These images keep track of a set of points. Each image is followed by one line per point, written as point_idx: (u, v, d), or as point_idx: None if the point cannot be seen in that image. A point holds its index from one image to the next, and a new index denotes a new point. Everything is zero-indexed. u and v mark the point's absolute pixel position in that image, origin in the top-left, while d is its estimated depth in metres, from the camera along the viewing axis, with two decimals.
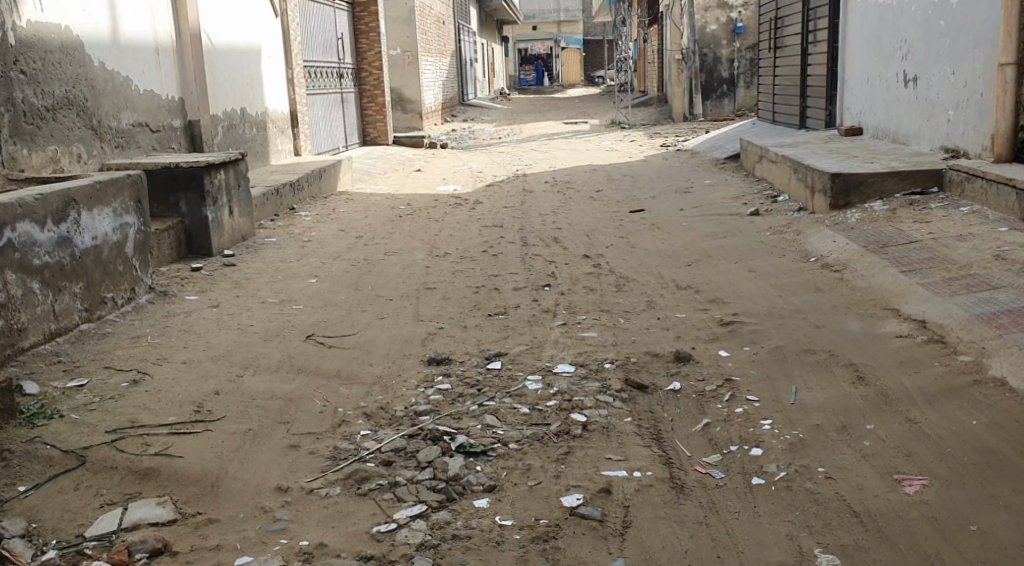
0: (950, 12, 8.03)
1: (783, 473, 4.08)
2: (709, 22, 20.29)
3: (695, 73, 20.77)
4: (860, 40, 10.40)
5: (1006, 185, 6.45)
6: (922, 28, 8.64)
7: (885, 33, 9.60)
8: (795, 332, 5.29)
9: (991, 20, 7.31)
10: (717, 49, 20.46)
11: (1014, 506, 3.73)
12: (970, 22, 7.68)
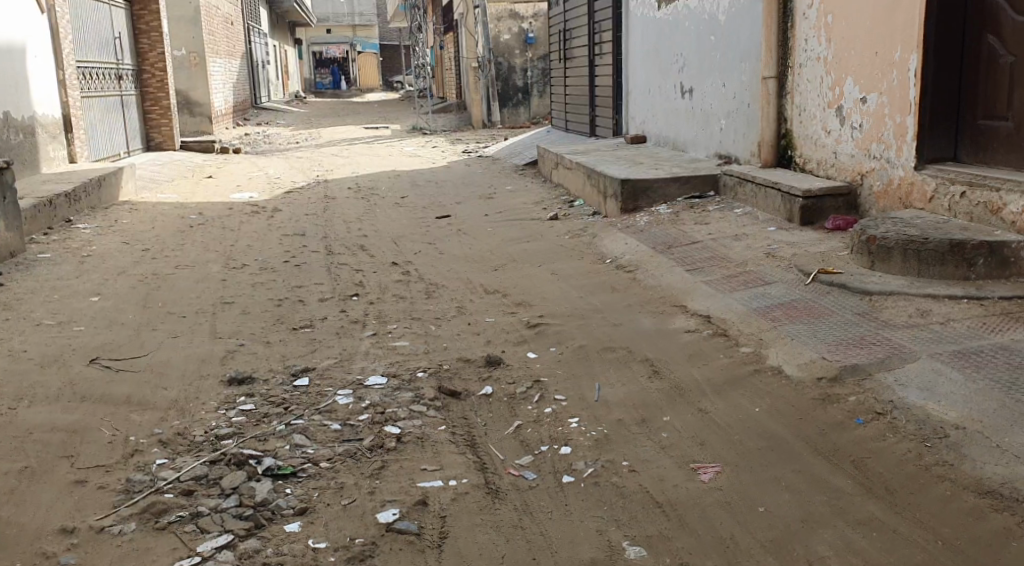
0: (718, 28, 8.66)
1: (590, 469, 4.21)
2: (502, 32, 21.03)
3: (491, 81, 21.17)
4: (640, 54, 11.01)
5: (772, 188, 7.06)
6: (694, 43, 9.25)
7: (661, 47, 10.22)
8: (595, 332, 5.48)
9: (752, 37, 7.95)
10: (511, 58, 21.26)
11: (794, 485, 3.98)
12: (735, 38, 8.31)
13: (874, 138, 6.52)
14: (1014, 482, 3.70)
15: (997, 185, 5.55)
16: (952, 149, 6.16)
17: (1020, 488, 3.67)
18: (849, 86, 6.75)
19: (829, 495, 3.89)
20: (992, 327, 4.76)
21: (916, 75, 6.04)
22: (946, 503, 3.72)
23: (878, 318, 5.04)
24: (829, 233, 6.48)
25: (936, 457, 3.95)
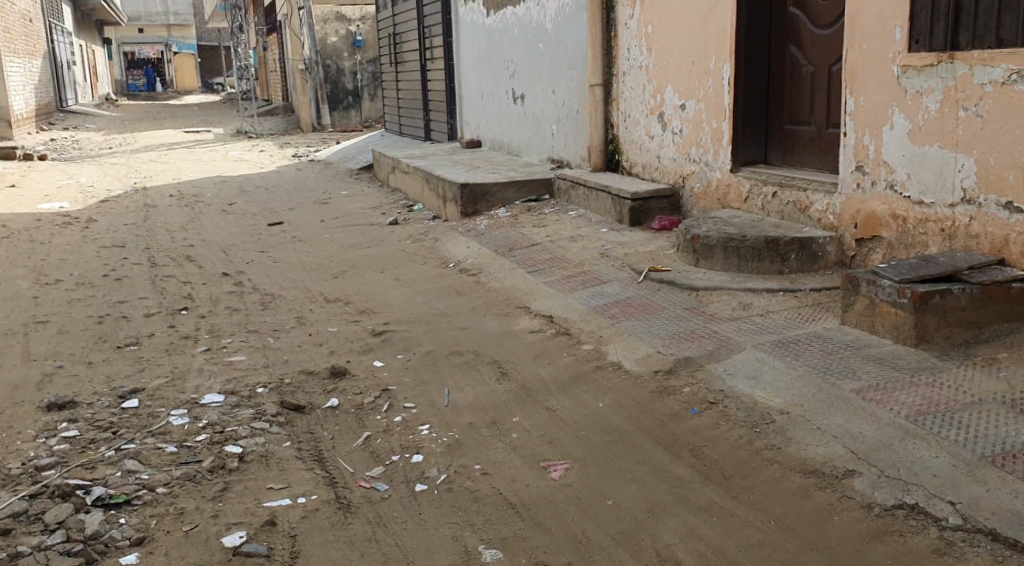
0: (545, 35, 8.90)
1: (443, 475, 4.09)
2: (329, 34, 20.59)
3: (320, 83, 20.76)
4: (471, 59, 11.17)
5: (602, 191, 7.35)
6: (524, 49, 9.48)
7: (492, 52, 10.41)
8: (441, 336, 5.45)
9: (578, 44, 8.24)
10: (340, 61, 20.89)
11: (639, 477, 3.96)
12: (562, 45, 8.57)
13: (694, 142, 6.86)
14: (835, 461, 3.81)
15: (804, 184, 5.97)
16: (762, 152, 6.59)
17: (840, 466, 3.79)
18: (668, 93, 7.08)
19: (671, 484, 3.88)
20: (807, 317, 5.09)
21: (729, 83, 6.40)
22: (777, 483, 3.78)
23: (705, 312, 5.29)
24: (656, 232, 6.78)
25: (767, 441, 4.04)
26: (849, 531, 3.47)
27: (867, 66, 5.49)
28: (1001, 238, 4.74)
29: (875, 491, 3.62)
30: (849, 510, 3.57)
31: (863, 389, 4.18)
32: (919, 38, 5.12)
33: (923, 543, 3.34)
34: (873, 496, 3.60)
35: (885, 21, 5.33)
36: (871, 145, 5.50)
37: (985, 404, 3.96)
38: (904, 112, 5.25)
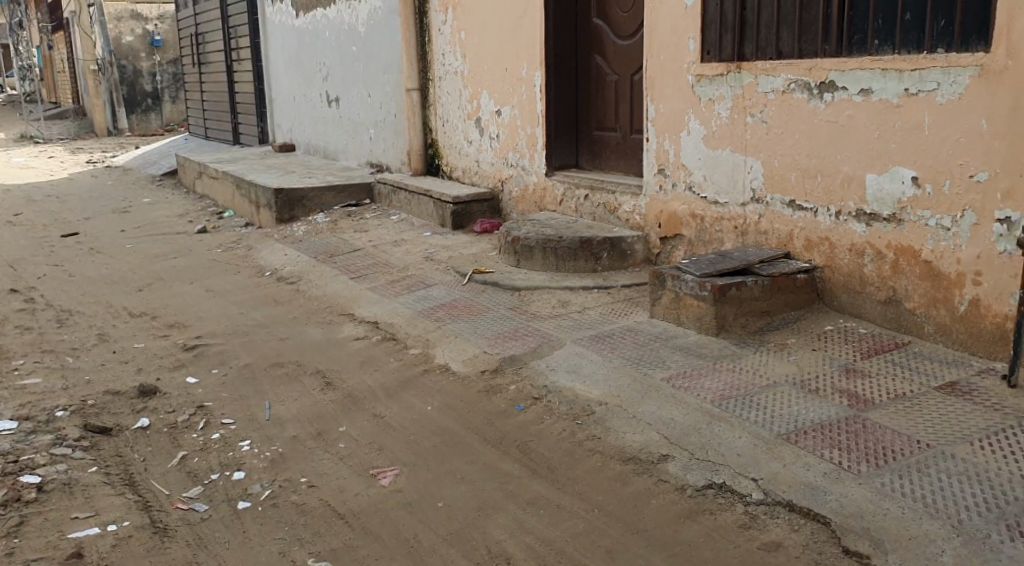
0: (359, 39, 9.32)
1: (268, 491, 3.83)
2: (124, 33, 19.46)
3: (115, 85, 19.64)
4: (278, 61, 11.25)
5: (423, 195, 7.69)
6: (337, 53, 9.84)
7: (302, 55, 10.62)
8: (260, 348, 5.26)
9: (392, 49, 8.69)
10: (137, 62, 19.82)
11: (469, 477, 3.74)
12: (376, 50, 9.01)
13: (511, 147, 7.41)
14: (650, 448, 3.68)
15: (613, 188, 6.31)
16: (574, 156, 7.12)
17: (655, 452, 3.65)
18: (485, 99, 7.64)
19: (500, 480, 3.68)
20: (620, 312, 5.29)
21: (542, 91, 6.92)
22: (598, 472, 3.60)
23: (527, 311, 5.39)
24: (479, 235, 7.17)
25: (588, 433, 3.90)
26: (664, 514, 3.27)
27: (665, 74, 5.80)
28: (786, 234, 5.13)
29: (687, 473, 3.47)
30: (665, 492, 3.39)
31: (674, 378, 4.25)
32: (711, 49, 5.46)
33: (731, 519, 3.18)
34: (685, 478, 3.44)
35: (680, 32, 5.65)
36: (671, 149, 5.80)
37: (782, 388, 4.09)
38: (699, 118, 5.58)
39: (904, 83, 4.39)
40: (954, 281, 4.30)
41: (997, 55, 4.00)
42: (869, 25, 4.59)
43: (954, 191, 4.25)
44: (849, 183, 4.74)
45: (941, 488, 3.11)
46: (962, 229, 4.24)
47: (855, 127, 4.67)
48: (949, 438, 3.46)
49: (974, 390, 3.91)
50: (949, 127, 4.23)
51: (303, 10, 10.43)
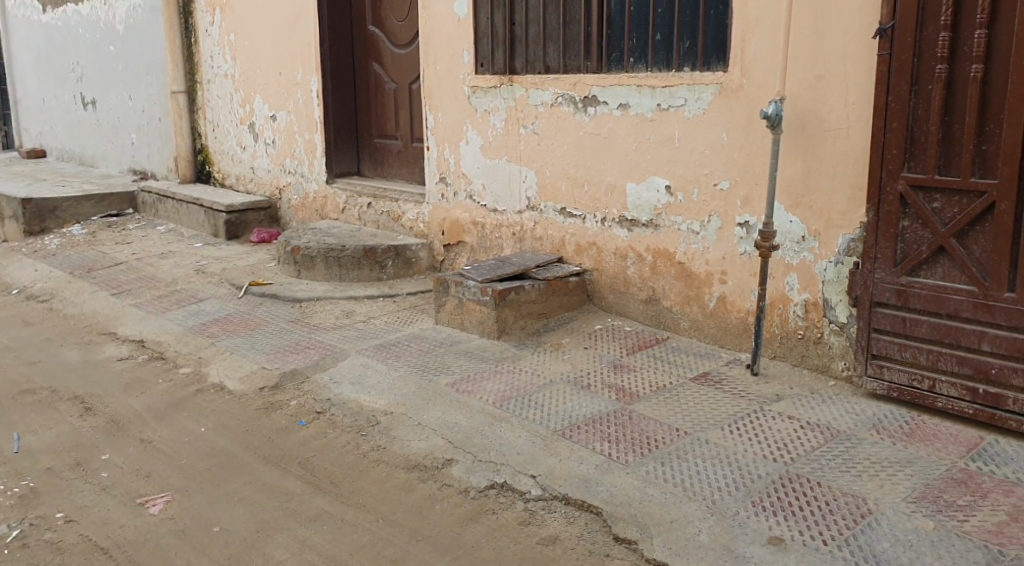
0: (117, 38, 8.83)
1: (16, 531, 3.42)
2: None
3: None
4: (25, 60, 10.43)
5: (194, 204, 7.53)
6: (92, 53, 9.26)
7: (53, 54, 9.91)
8: (8, 375, 4.85)
9: (155, 49, 8.30)
10: None
11: (249, 497, 3.54)
12: (138, 51, 8.57)
13: (287, 154, 7.32)
14: (433, 453, 3.71)
15: (396, 197, 6.44)
16: (354, 165, 7.18)
17: (439, 456, 3.69)
18: (258, 103, 7.48)
19: (281, 498, 3.51)
20: (404, 320, 5.32)
21: (318, 96, 6.89)
22: (382, 483, 3.56)
23: (309, 323, 5.29)
24: (256, 245, 7.13)
25: (372, 443, 3.85)
26: (448, 518, 3.31)
27: (441, 85, 5.93)
28: (559, 239, 5.37)
29: (470, 475, 3.54)
30: (448, 497, 3.42)
31: (456, 382, 4.35)
32: (483, 62, 5.63)
33: (511, 517, 3.27)
34: (468, 481, 3.50)
35: (454, 44, 5.79)
36: (451, 158, 5.95)
37: (557, 385, 4.29)
38: (475, 128, 5.74)
39: (656, 99, 4.72)
40: (704, 279, 4.67)
41: (733, 75, 4.37)
42: (625, 44, 4.90)
43: (702, 198, 4.61)
44: (612, 192, 5.03)
45: (698, 472, 3.37)
46: (709, 233, 4.62)
47: (616, 139, 4.96)
48: (703, 424, 3.76)
49: (724, 379, 4.29)
50: (697, 139, 4.58)
51: (52, 7, 9.73)
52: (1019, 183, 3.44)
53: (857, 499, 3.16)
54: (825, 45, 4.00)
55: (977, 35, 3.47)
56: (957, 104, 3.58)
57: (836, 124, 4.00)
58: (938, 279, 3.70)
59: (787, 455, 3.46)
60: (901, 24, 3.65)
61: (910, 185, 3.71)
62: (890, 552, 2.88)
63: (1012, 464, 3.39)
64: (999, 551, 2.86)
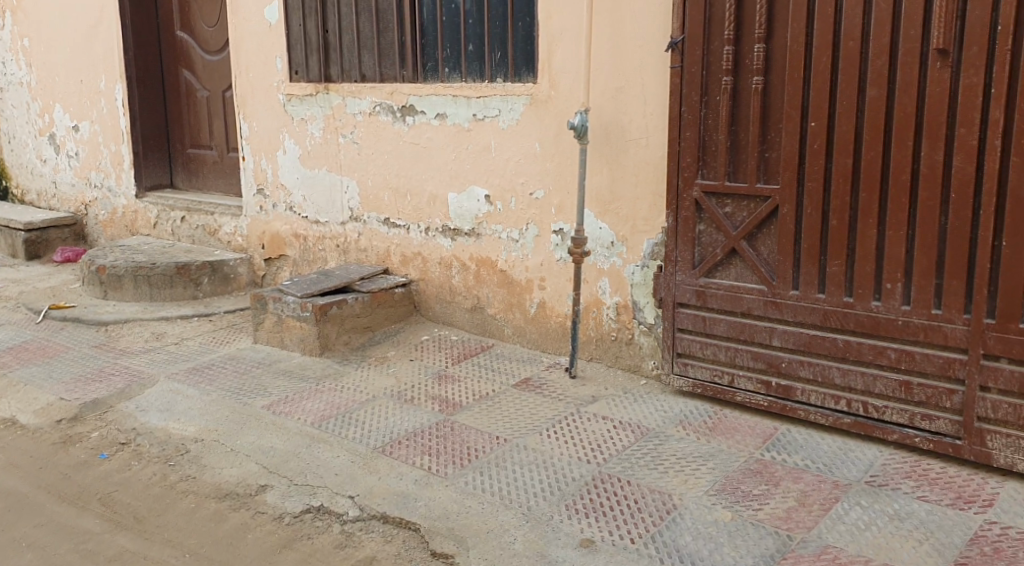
0: None
1: None
2: None
3: None
4: None
5: None
6: None
7: None
8: None
9: None
10: None
11: (39, 541, 3.31)
12: None
13: (92, 167, 6.95)
14: (246, 480, 3.59)
15: (211, 210, 6.22)
16: (167, 176, 6.89)
17: (252, 483, 3.58)
18: (58, 113, 7.05)
19: (76, 540, 3.30)
20: (221, 340, 5.14)
21: (124, 106, 6.57)
22: (190, 515, 3.41)
23: (114, 347, 5.02)
24: (59, 265, 6.71)
25: (181, 474, 3.69)
26: (262, 546, 3.21)
27: (255, 93, 5.76)
28: (383, 250, 5.33)
29: (285, 501, 3.45)
30: (261, 525, 3.32)
31: (274, 403, 4.23)
32: (298, 69, 5.51)
33: (326, 541, 3.21)
34: (282, 506, 3.41)
35: (266, 51, 5.64)
36: (268, 168, 5.79)
37: (379, 399, 4.27)
38: (292, 137, 5.61)
39: (471, 109, 4.75)
40: (525, 286, 4.75)
41: (542, 86, 4.47)
42: (438, 53, 4.92)
43: (519, 207, 4.68)
44: (434, 202, 5.03)
45: (514, 479, 3.46)
46: (527, 241, 4.69)
47: (433, 149, 4.96)
48: (521, 430, 3.87)
49: (544, 383, 4.39)
50: (511, 148, 4.65)
51: None
52: (798, 188, 3.74)
53: (664, 494, 3.38)
54: (624, 58, 4.18)
55: (757, 49, 3.74)
56: (742, 114, 3.84)
57: (637, 134, 4.19)
58: (731, 279, 3.97)
59: (600, 456, 3.64)
60: (690, 38, 3.88)
61: (703, 192, 3.96)
62: (692, 545, 3.08)
63: (802, 452, 3.72)
64: (788, 536, 3.12)
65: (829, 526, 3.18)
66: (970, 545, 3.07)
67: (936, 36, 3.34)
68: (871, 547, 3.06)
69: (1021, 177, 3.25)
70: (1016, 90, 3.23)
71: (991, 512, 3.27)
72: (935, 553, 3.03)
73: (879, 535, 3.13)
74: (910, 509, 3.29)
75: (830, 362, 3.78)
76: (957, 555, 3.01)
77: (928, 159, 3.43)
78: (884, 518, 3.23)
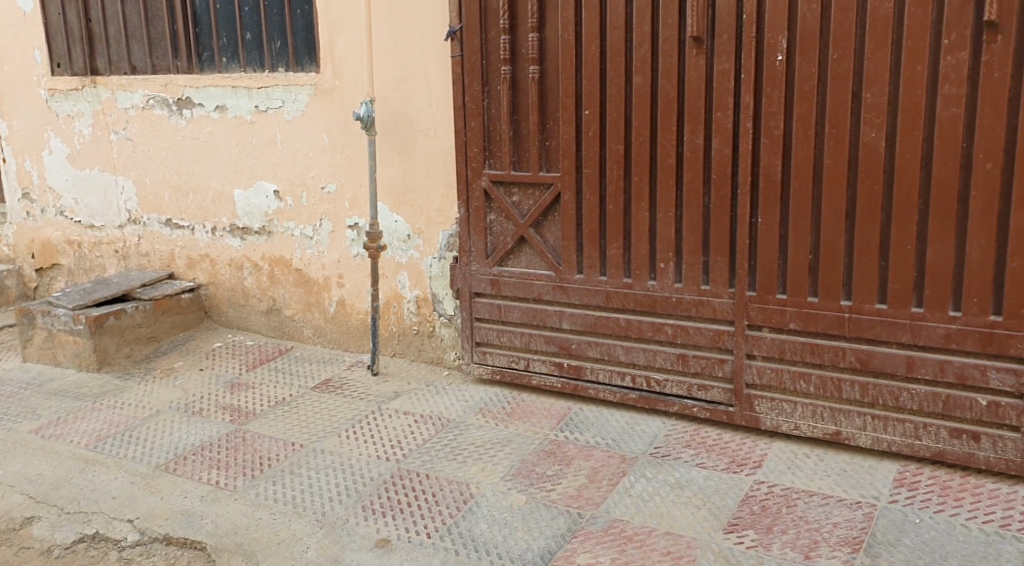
0: None
1: None
2: None
3: None
4: None
5: None
6: None
7: None
8: None
9: None
10: None
11: None
12: None
13: None
14: (10, 513, 3.33)
15: None
16: None
17: (16, 516, 3.32)
18: None
19: None
20: None
21: None
22: None
23: None
24: None
25: None
26: None
27: (14, 89, 5.29)
28: (167, 254, 5.04)
29: (55, 533, 3.24)
30: (26, 562, 3.12)
31: (43, 427, 3.92)
32: (61, 61, 5.11)
33: None
34: (51, 538, 3.21)
35: (23, 42, 5.18)
36: (33, 171, 5.35)
37: (163, 413, 4.04)
38: (59, 135, 5.20)
39: (253, 100, 4.56)
40: (322, 285, 4.62)
41: (325, 75, 4.34)
42: (214, 43, 4.68)
43: (311, 202, 4.54)
44: (219, 199, 4.80)
45: (310, 484, 3.46)
46: (322, 237, 4.55)
47: (215, 144, 4.73)
48: (318, 434, 3.84)
49: (344, 383, 4.30)
50: (298, 141, 4.49)
51: None
52: (577, 175, 3.83)
53: (461, 485, 3.50)
54: (405, 46, 4.13)
55: (530, 39, 3.80)
56: (521, 102, 3.90)
57: (424, 125, 4.15)
58: (522, 267, 4.02)
59: (398, 453, 3.70)
60: (467, 28, 3.90)
61: (491, 182, 3.98)
62: (486, 533, 3.21)
63: (593, 429, 3.86)
64: (577, 514, 3.33)
65: (616, 500, 3.40)
66: (741, 506, 3.34)
67: (691, 25, 3.50)
68: (653, 517, 3.30)
69: (770, 157, 3.47)
70: (761, 76, 3.45)
71: (760, 472, 3.53)
72: (711, 516, 3.29)
73: (661, 504, 3.37)
74: (690, 476, 3.53)
75: (616, 341, 3.91)
76: (730, 517, 3.28)
77: (690, 143, 3.61)
78: (666, 487, 3.47)
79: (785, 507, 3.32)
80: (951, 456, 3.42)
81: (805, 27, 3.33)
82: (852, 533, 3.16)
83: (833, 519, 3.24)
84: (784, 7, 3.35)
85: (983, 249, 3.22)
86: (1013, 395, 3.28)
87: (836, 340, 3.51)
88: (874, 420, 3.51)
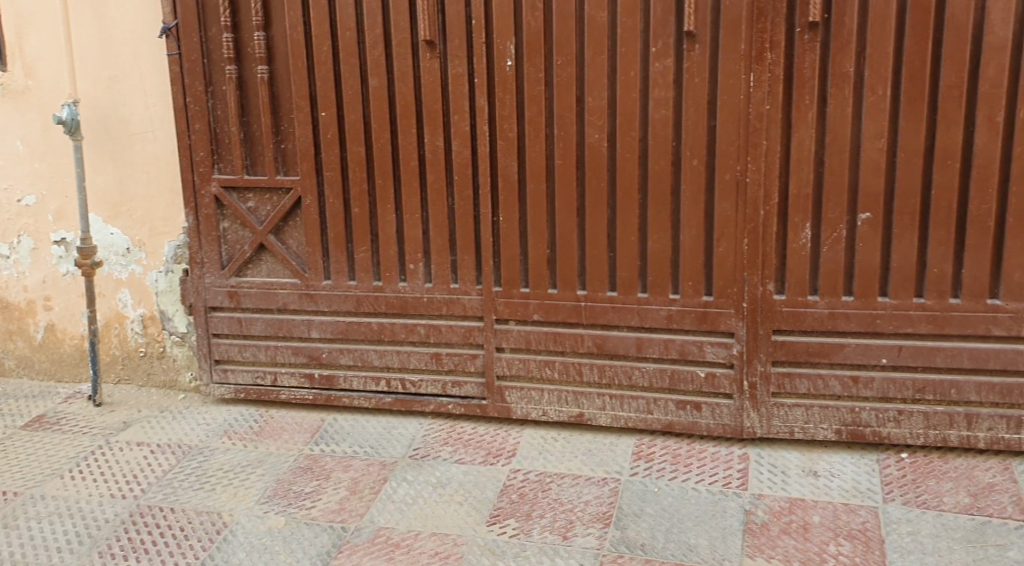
0: None
1: None
2: None
3: None
4: None
5: None
6: None
7: None
8: None
9: None
10: None
11: None
12: None
13: None
14: None
15: None
16: None
17: None
18: None
19: None
20: None
21: None
22: None
23: None
24: None
25: None
26: None
27: None
28: None
29: None
30: None
31: None
32: None
33: None
34: None
35: None
36: None
37: None
38: None
39: None
40: (25, 309, 4.11)
41: (15, 75, 3.87)
42: None
43: (5, 217, 4.02)
44: None
45: (30, 538, 3.12)
46: (21, 256, 4.05)
47: None
48: (37, 478, 3.47)
49: (61, 418, 3.89)
50: None
51: None
52: (317, 178, 3.73)
53: (213, 514, 3.29)
54: (111, 44, 3.78)
55: (256, 38, 3.62)
56: (251, 103, 3.72)
57: (139, 127, 3.84)
58: (263, 276, 3.87)
59: (136, 488, 3.42)
60: (184, 25, 3.64)
61: (222, 187, 3.78)
62: (245, 563, 3.05)
63: (348, 439, 3.78)
64: (342, 528, 3.24)
65: (379, 508, 3.35)
66: (500, 496, 3.42)
67: (423, 28, 3.51)
68: (417, 520, 3.29)
69: (507, 157, 3.58)
70: (494, 79, 3.54)
71: (515, 461, 3.63)
72: (473, 511, 3.34)
73: (425, 506, 3.37)
74: (449, 474, 3.55)
75: (368, 346, 3.86)
76: (491, 508, 3.35)
77: (431, 145, 3.63)
78: (427, 488, 3.47)
79: (540, 492, 3.44)
80: (679, 426, 3.71)
81: (531, 32, 3.46)
82: (603, 508, 3.35)
83: (584, 498, 3.41)
84: (510, 12, 3.45)
85: (694, 237, 3.52)
86: (726, 365, 3.61)
87: (576, 328, 3.69)
88: (612, 400, 3.73)
